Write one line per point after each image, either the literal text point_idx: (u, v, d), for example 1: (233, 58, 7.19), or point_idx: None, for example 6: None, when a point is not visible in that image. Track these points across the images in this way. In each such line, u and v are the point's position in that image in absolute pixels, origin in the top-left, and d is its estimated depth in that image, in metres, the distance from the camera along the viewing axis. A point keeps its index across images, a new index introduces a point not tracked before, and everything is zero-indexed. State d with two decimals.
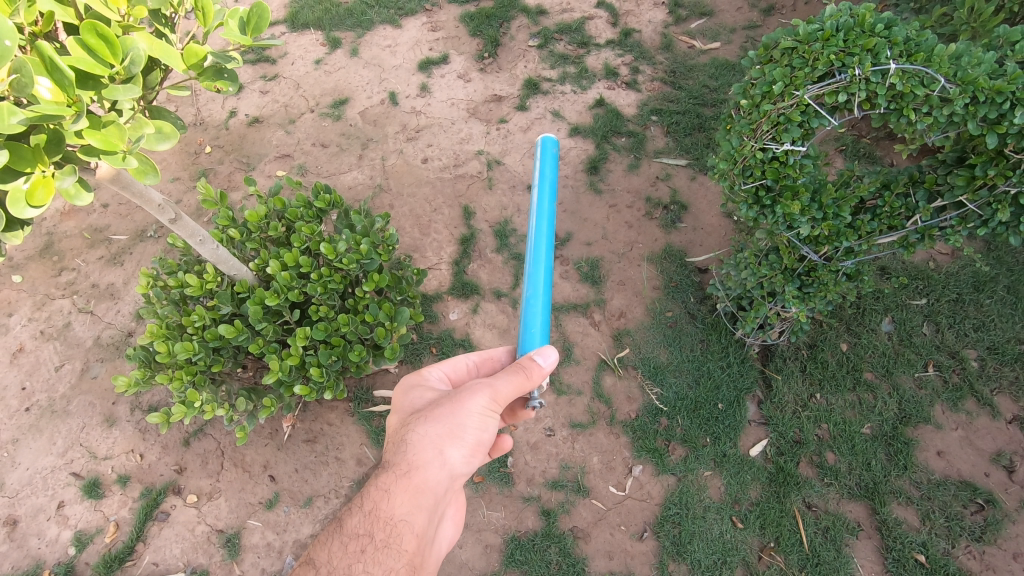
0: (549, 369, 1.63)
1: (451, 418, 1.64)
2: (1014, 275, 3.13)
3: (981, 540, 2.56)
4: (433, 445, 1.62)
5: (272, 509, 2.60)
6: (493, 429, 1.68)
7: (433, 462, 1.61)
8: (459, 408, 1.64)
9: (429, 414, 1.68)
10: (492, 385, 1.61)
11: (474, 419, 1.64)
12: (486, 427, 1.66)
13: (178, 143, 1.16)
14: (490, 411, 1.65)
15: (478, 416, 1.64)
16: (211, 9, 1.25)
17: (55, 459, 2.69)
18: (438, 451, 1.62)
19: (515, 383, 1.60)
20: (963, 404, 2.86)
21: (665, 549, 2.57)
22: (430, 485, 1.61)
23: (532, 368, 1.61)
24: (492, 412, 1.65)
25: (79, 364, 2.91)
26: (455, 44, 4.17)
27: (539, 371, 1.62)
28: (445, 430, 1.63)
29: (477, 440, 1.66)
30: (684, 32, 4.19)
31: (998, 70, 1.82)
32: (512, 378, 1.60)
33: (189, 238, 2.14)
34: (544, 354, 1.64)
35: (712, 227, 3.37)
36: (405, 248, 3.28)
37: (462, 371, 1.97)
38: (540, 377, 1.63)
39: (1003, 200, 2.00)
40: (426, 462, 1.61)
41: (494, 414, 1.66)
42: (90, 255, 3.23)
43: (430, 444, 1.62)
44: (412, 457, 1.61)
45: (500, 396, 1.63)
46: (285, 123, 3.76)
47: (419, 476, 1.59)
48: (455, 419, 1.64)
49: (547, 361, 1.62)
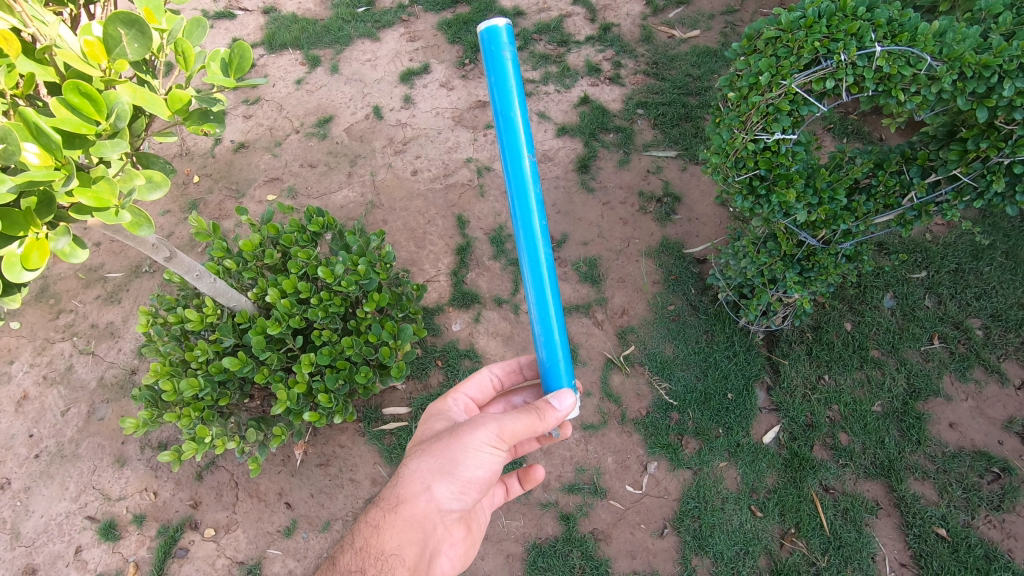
0: (566, 413, 1.65)
1: (444, 454, 1.64)
2: (1011, 241, 3.14)
3: (1000, 508, 2.56)
4: (423, 480, 1.64)
5: (291, 536, 2.59)
6: (488, 466, 1.66)
7: (420, 497, 1.63)
8: (453, 443, 1.64)
9: (424, 448, 1.71)
10: (499, 420, 1.61)
11: (470, 454, 1.63)
12: (480, 464, 1.64)
13: (169, 191, 1.15)
14: (485, 448, 1.63)
15: (472, 451, 1.63)
16: (191, 54, 1.24)
17: (69, 504, 2.67)
18: (427, 487, 1.63)
19: (526, 422, 1.61)
20: (971, 373, 2.86)
21: (687, 545, 2.57)
22: (418, 520, 1.63)
23: (546, 410, 1.63)
24: (486, 448, 1.63)
25: (85, 406, 2.89)
26: (434, 52, 4.15)
27: (555, 415, 1.63)
28: (435, 465, 1.64)
29: (469, 476, 1.65)
30: (662, 23, 4.18)
31: (983, 44, 1.82)
32: (523, 418, 1.61)
33: (185, 274, 2.12)
34: (561, 397, 1.65)
35: (707, 217, 3.36)
36: (402, 263, 3.26)
37: (488, 389, 2.12)
38: (553, 420, 1.64)
39: (998, 171, 1.99)
40: (414, 496, 1.63)
41: (489, 450, 1.64)
42: (87, 295, 3.21)
43: (419, 479, 1.64)
44: (401, 491, 1.65)
45: (498, 434, 1.61)
46: (271, 146, 3.74)
47: (406, 510, 1.62)
48: (448, 455, 1.64)
49: (562, 405, 1.63)
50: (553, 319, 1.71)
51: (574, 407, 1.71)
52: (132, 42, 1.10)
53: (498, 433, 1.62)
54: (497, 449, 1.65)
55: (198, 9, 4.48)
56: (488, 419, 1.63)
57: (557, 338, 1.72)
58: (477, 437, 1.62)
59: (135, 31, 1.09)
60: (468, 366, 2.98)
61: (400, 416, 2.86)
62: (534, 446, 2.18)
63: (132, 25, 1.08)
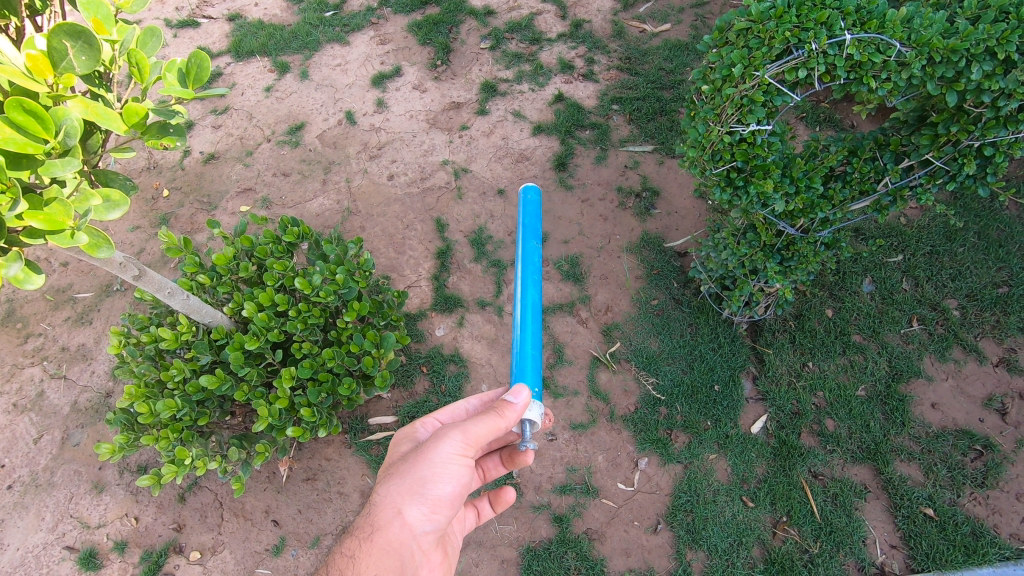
0: (524, 408, 1.62)
1: (412, 474, 1.62)
2: (982, 222, 3.20)
3: (985, 485, 2.61)
4: (394, 504, 1.61)
5: (280, 554, 2.53)
6: (457, 481, 1.64)
7: (393, 522, 1.60)
8: (420, 461, 1.62)
9: (394, 472, 1.69)
10: (462, 429, 1.61)
11: (437, 470, 1.61)
12: (449, 479, 1.63)
13: (128, 211, 1.12)
14: (452, 461, 1.62)
15: (440, 466, 1.61)
16: (146, 65, 1.19)
17: (46, 535, 2.58)
18: (399, 511, 1.60)
19: (488, 426, 1.60)
20: (950, 353, 2.90)
21: (680, 539, 2.56)
22: (394, 546, 1.60)
23: (504, 407, 1.61)
24: (453, 461, 1.61)
25: (59, 432, 2.80)
26: (405, 55, 4.10)
27: (514, 412, 1.61)
28: (405, 486, 1.61)
29: (439, 494, 1.62)
30: (633, 17, 4.18)
31: (949, 30, 1.85)
32: (483, 422, 1.60)
33: (156, 292, 2.05)
34: (516, 392, 1.64)
35: (686, 210, 3.37)
36: (382, 269, 3.21)
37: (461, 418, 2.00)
38: (513, 416, 1.61)
39: (968, 153, 2.02)
40: (387, 522, 1.60)
41: (457, 463, 1.62)
42: (56, 317, 3.11)
43: (390, 504, 1.61)
44: (374, 519, 1.62)
45: (463, 444, 1.60)
46: (242, 156, 3.66)
47: (381, 537, 1.59)
48: (416, 475, 1.61)
49: (518, 399, 1.61)
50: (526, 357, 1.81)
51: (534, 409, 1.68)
52: (80, 55, 1.06)
53: (463, 443, 1.61)
54: (465, 461, 1.64)
55: (160, 18, 4.37)
56: (452, 430, 1.62)
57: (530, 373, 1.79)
58: (443, 451, 1.61)
59: (82, 43, 1.05)
60: (453, 372, 2.94)
61: (387, 426, 2.82)
62: (502, 469, 2.14)
63: (78, 37, 1.04)
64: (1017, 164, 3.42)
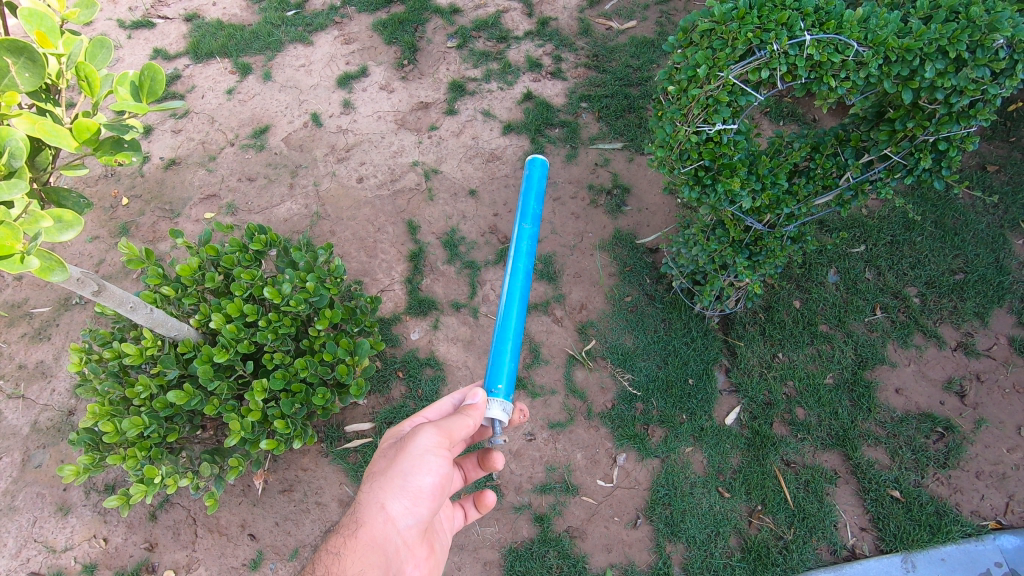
0: (483, 406, 1.77)
1: (393, 469, 1.63)
2: (938, 212, 3.32)
3: (947, 465, 2.71)
4: (376, 499, 1.60)
5: (258, 569, 2.49)
6: (437, 472, 1.64)
7: (376, 516, 1.58)
8: (399, 456, 1.63)
9: (376, 470, 1.69)
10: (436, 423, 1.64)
11: (416, 462, 1.62)
12: (428, 471, 1.63)
13: (83, 231, 1.09)
14: (430, 453, 1.63)
15: (419, 458, 1.62)
16: (96, 77, 1.15)
17: (8, 561, 2.49)
18: (382, 505, 1.59)
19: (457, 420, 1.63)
20: (912, 340, 3.00)
21: (660, 532, 2.60)
22: (378, 542, 1.57)
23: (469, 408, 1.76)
24: (432, 452, 1.63)
25: (19, 454, 2.69)
26: (371, 54, 4.04)
27: (477, 411, 1.75)
28: (385, 481, 1.61)
29: (419, 486, 1.62)
30: (600, 14, 4.19)
31: (904, 30, 1.90)
32: None
33: (118, 307, 1.97)
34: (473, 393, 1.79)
35: (656, 207, 3.40)
36: (354, 274, 3.17)
37: None
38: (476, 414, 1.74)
39: (924, 148, 2.09)
40: (370, 517, 1.58)
41: (436, 455, 1.64)
42: (11, 334, 2.98)
43: (373, 499, 1.60)
44: (357, 516, 1.60)
45: (439, 434, 1.64)
46: (205, 161, 3.56)
47: (365, 533, 1.57)
48: (396, 469, 1.62)
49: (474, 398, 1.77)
50: (509, 337, 2.02)
51: (494, 408, 1.81)
52: (23, 73, 1.04)
53: (441, 435, 1.64)
54: (444, 454, 1.66)
55: (113, 19, 4.22)
56: (427, 424, 1.66)
57: (506, 357, 1.99)
58: (422, 444, 1.63)
59: (24, 59, 1.03)
60: (429, 375, 2.92)
61: (364, 433, 2.78)
62: (479, 472, 2.11)
63: (19, 53, 1.02)
64: (969, 155, 3.56)
